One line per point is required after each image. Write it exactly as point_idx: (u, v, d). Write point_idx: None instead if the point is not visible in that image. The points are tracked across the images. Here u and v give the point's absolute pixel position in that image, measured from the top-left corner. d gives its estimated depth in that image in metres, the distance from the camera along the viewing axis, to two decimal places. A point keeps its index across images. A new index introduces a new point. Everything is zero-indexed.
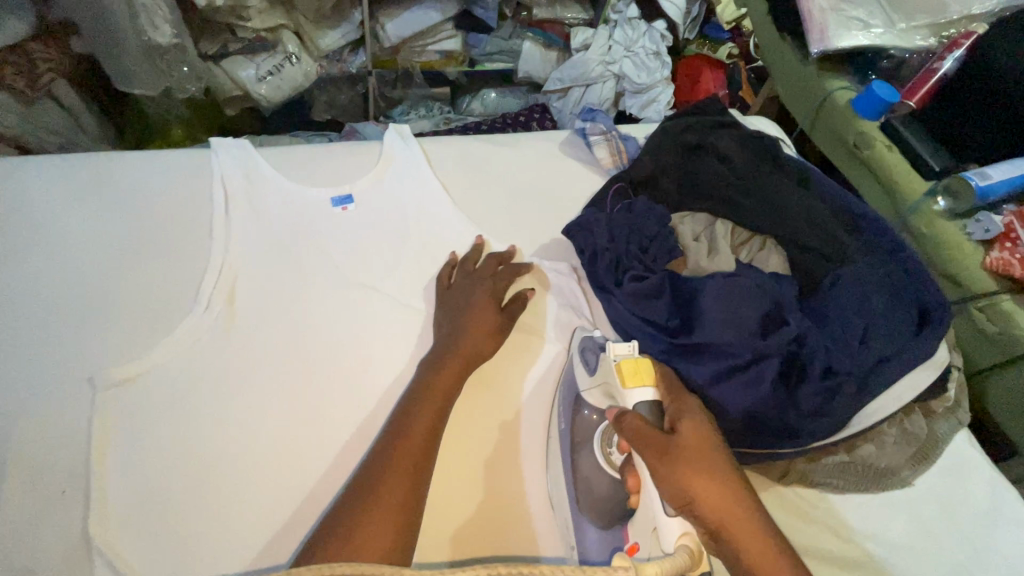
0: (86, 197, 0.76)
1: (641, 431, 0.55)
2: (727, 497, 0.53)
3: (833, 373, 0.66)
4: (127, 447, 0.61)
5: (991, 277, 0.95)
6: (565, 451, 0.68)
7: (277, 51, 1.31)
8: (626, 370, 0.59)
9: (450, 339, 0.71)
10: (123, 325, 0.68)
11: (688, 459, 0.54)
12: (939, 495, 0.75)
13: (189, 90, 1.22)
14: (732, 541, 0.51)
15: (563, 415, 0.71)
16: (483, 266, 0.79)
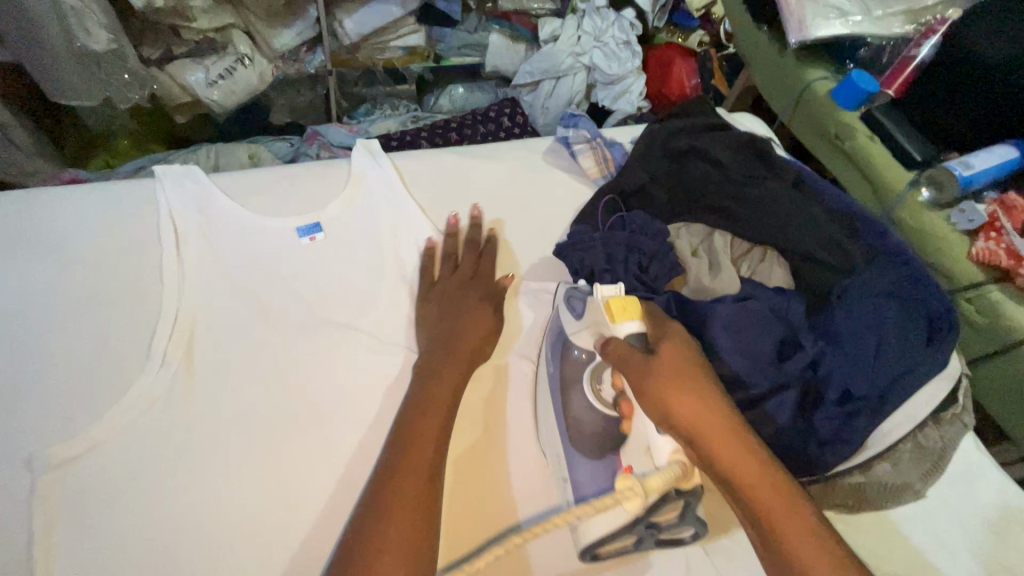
0: (10, 246, 0.66)
1: (623, 355, 0.57)
2: (707, 410, 0.51)
3: (849, 398, 0.64)
4: (76, 537, 0.53)
5: (976, 268, 0.92)
6: (555, 392, 0.67)
7: (228, 52, 1.19)
8: (615, 308, 0.59)
9: (442, 328, 0.68)
10: (62, 393, 0.59)
11: (665, 372, 0.53)
12: (957, 506, 0.73)
13: (132, 99, 1.11)
14: (714, 457, 0.49)
15: (551, 359, 0.69)
16: (465, 262, 0.76)
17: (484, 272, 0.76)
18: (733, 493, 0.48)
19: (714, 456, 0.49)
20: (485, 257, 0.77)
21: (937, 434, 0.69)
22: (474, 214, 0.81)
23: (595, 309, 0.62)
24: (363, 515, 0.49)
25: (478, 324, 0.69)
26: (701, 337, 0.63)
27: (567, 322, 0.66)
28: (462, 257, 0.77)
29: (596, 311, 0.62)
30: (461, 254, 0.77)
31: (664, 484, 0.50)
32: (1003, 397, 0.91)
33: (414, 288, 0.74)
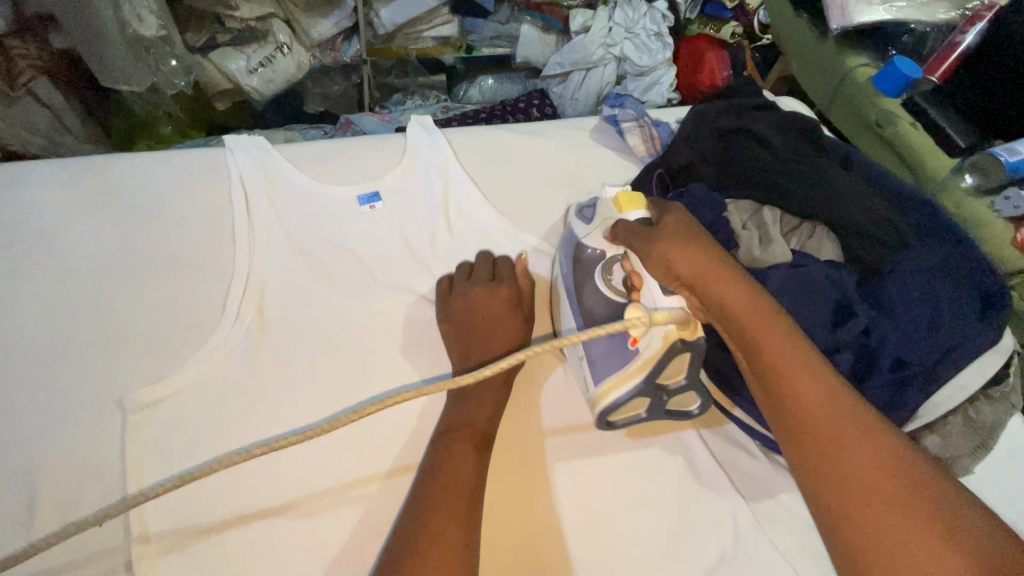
0: (97, 207, 0.69)
1: (631, 232, 0.63)
2: (704, 259, 0.58)
3: (902, 365, 0.65)
4: (169, 472, 0.56)
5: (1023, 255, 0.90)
6: (570, 289, 0.70)
7: (267, 41, 1.23)
8: (623, 199, 0.66)
9: (491, 325, 0.67)
10: (140, 347, 0.62)
11: (667, 236, 0.60)
12: (1002, 482, 0.73)
13: (177, 84, 1.17)
14: (714, 295, 0.57)
15: (564, 260, 0.73)
16: (479, 270, 0.72)
17: (503, 276, 0.72)
18: (723, 319, 0.57)
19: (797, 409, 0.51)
20: (501, 264, 0.74)
21: (989, 409, 0.68)
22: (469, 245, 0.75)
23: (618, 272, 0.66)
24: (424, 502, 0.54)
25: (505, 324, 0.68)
26: None
27: (580, 228, 0.72)
28: (476, 268, 0.73)
29: (608, 206, 0.68)
30: (474, 265, 0.73)
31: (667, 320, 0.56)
32: None
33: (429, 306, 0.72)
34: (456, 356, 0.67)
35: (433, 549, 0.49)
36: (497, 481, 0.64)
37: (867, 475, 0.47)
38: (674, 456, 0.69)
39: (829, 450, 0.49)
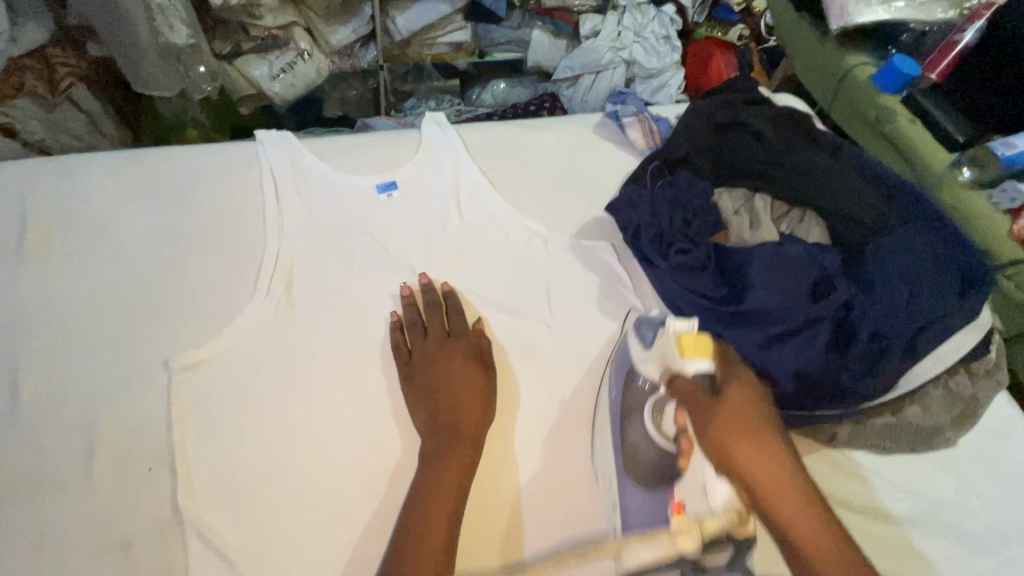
0: (141, 193, 0.77)
1: (689, 391, 0.59)
2: (768, 458, 0.55)
3: (880, 336, 0.69)
4: (206, 426, 0.63)
5: (1017, 245, 0.94)
6: (615, 419, 0.69)
7: (289, 48, 1.31)
8: (687, 343, 0.59)
9: (452, 386, 0.68)
10: (180, 316, 0.69)
11: (729, 422, 0.57)
12: (984, 455, 0.76)
13: (204, 90, 1.24)
14: (772, 501, 0.53)
15: (615, 384, 0.71)
16: (434, 325, 0.73)
17: (458, 328, 0.73)
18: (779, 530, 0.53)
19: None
20: (453, 315, 0.74)
21: (967, 382, 0.74)
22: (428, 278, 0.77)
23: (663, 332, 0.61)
24: (417, 494, 0.60)
25: (462, 355, 0.71)
26: (740, 276, 0.70)
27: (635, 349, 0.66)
28: (429, 320, 0.74)
29: (665, 339, 0.60)
30: (424, 316, 0.74)
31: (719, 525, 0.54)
32: None
33: (389, 364, 0.71)
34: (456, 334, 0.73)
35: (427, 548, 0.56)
36: (497, 445, 0.69)
37: None
38: None
39: None
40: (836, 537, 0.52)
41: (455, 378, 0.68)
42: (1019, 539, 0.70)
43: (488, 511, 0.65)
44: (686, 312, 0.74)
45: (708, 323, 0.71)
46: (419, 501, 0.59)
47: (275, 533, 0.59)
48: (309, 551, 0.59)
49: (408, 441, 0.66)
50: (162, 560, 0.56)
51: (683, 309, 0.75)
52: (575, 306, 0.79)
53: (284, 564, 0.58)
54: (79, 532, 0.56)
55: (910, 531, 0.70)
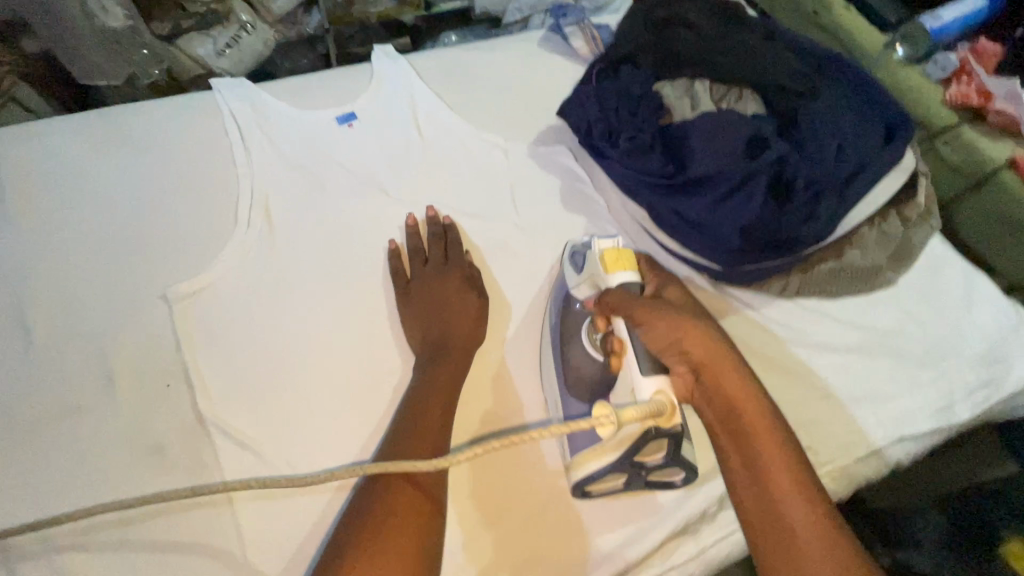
0: (110, 148, 0.79)
1: (619, 300, 0.62)
2: (714, 349, 0.56)
3: (816, 183, 0.75)
4: (213, 344, 0.68)
5: (953, 113, 0.99)
6: (555, 341, 0.72)
7: (230, 22, 1.21)
8: (608, 258, 0.65)
9: (445, 309, 0.73)
10: (170, 252, 0.73)
11: (670, 315, 0.58)
12: (920, 287, 0.83)
13: (152, 74, 1.19)
14: (714, 381, 0.54)
15: (554, 310, 0.75)
16: (433, 253, 0.78)
17: (455, 259, 0.77)
18: (721, 416, 0.53)
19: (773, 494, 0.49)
20: (452, 246, 0.78)
21: (899, 224, 0.82)
22: (432, 214, 0.80)
23: (592, 260, 0.68)
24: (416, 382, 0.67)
25: (453, 273, 0.76)
26: (683, 147, 0.77)
27: (570, 277, 0.72)
28: (429, 250, 0.78)
29: (593, 263, 0.67)
30: (426, 248, 0.79)
31: (637, 416, 0.52)
32: (991, 219, 0.98)
33: (389, 293, 0.75)
34: (433, 244, 0.79)
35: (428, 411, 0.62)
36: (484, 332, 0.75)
37: None
38: None
39: None
40: (780, 428, 0.52)
41: (451, 301, 0.73)
42: (954, 355, 0.78)
43: (483, 388, 0.71)
44: (638, 194, 0.80)
45: (658, 198, 0.78)
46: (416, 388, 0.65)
47: (292, 423, 0.65)
48: (327, 439, 0.65)
49: (404, 336, 0.72)
50: (194, 456, 0.62)
51: (635, 192, 0.80)
52: (538, 203, 0.85)
53: (303, 455, 0.64)
54: (112, 446, 0.61)
55: (857, 357, 0.77)
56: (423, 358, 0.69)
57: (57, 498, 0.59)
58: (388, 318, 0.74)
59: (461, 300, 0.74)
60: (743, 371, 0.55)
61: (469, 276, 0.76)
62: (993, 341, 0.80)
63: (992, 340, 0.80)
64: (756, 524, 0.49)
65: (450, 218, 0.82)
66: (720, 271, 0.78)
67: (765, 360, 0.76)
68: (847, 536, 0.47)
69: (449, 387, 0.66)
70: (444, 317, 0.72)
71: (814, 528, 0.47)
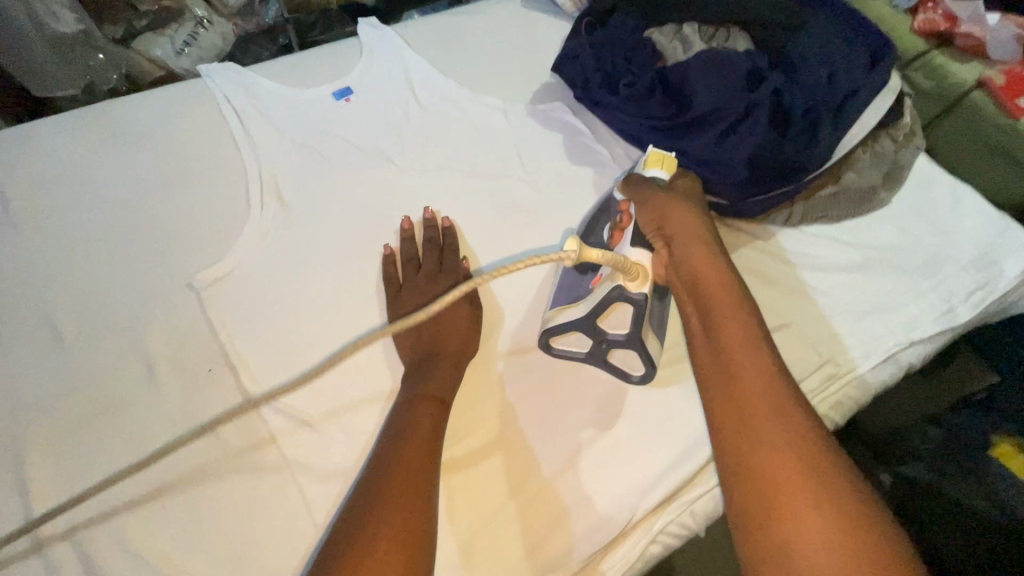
0: (107, 144, 0.78)
1: (638, 184, 0.70)
2: (693, 227, 0.64)
3: (810, 110, 0.78)
4: (247, 326, 0.68)
5: (920, 39, 1.01)
6: (581, 238, 0.76)
7: (185, 19, 1.11)
8: (653, 157, 0.72)
9: (441, 317, 0.69)
10: (186, 242, 0.72)
11: (661, 196, 0.67)
12: (913, 203, 0.87)
13: (111, 79, 1.12)
14: (682, 251, 0.62)
15: (585, 219, 0.79)
16: (428, 260, 0.74)
17: (451, 267, 0.73)
18: (688, 280, 0.61)
19: (724, 346, 0.56)
20: (447, 252, 0.75)
21: (890, 145, 0.87)
22: (429, 215, 0.77)
23: (637, 168, 0.74)
24: (450, 342, 0.67)
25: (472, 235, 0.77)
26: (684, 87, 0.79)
27: (614, 190, 0.77)
28: (424, 256, 0.74)
29: (639, 167, 0.73)
30: (422, 254, 0.75)
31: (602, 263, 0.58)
32: (966, 142, 0.99)
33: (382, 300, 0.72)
34: (426, 247, 0.75)
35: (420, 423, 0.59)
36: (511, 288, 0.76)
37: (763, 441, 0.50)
38: None
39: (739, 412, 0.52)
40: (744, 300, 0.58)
41: (443, 310, 0.69)
42: (951, 262, 0.83)
43: (517, 339, 0.72)
44: (642, 138, 0.82)
45: (663, 140, 0.80)
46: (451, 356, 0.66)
47: (335, 393, 0.66)
48: (372, 405, 0.65)
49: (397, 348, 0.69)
50: (245, 434, 0.63)
51: (638, 138, 0.82)
52: (542, 158, 0.86)
53: (351, 423, 0.64)
54: (165, 431, 0.62)
55: (865, 272, 0.81)
56: (455, 317, 0.69)
57: (114, 487, 0.59)
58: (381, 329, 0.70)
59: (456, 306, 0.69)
60: (714, 251, 0.62)
61: (464, 282, 0.72)
62: (983, 245, 0.84)
63: (983, 245, 0.84)
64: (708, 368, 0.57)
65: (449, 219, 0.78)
66: (730, 204, 0.79)
67: (779, 284, 0.79)
68: (791, 388, 0.53)
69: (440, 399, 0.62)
70: (469, 277, 0.73)
71: (758, 376, 0.53)
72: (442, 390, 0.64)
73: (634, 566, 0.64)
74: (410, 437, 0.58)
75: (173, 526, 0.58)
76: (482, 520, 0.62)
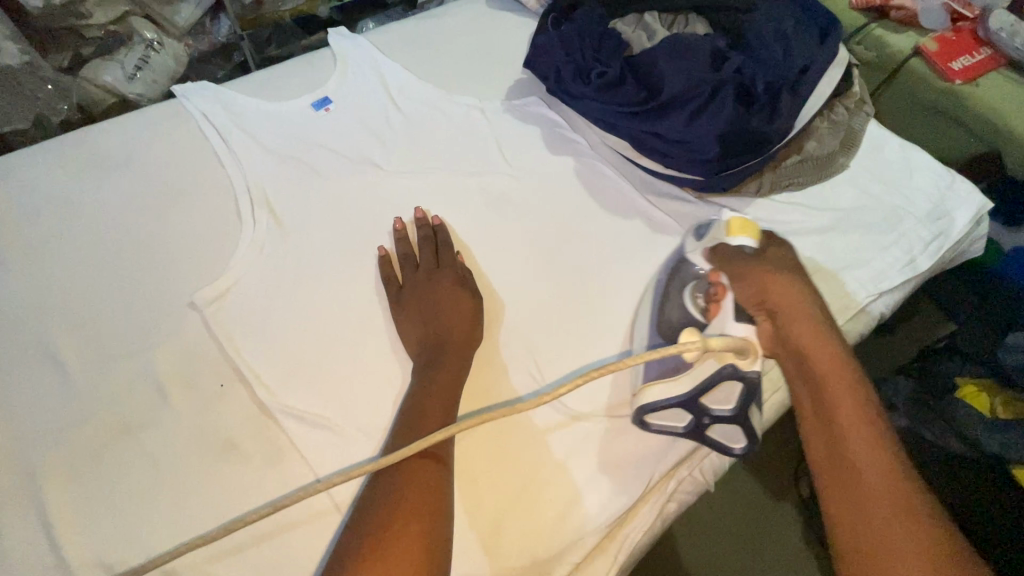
0: (91, 176, 0.78)
1: (725, 256, 0.68)
2: (794, 298, 0.65)
3: (771, 87, 0.83)
4: (253, 337, 0.69)
5: (860, 14, 1.10)
6: (658, 295, 0.75)
7: (135, 43, 1.08)
8: (733, 224, 0.69)
9: (445, 307, 0.71)
10: (181, 263, 0.73)
11: (757, 268, 0.67)
12: (872, 165, 0.93)
13: (62, 111, 1.07)
14: (787, 325, 0.63)
15: (665, 270, 0.79)
16: (425, 258, 0.76)
17: (448, 262, 0.76)
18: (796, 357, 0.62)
19: (840, 433, 0.57)
20: (443, 248, 0.77)
21: (844, 113, 0.94)
22: (419, 215, 0.79)
23: (719, 226, 0.72)
24: (456, 335, 0.69)
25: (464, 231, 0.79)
26: (654, 71, 0.83)
27: (691, 244, 0.76)
28: (421, 254, 0.77)
29: (719, 228, 0.72)
30: (418, 251, 0.77)
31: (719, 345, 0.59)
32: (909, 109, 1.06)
33: (384, 298, 0.74)
34: (423, 244, 0.77)
35: (439, 410, 0.62)
36: (508, 279, 0.78)
37: (886, 515, 0.51)
38: (633, 216, 0.85)
39: (855, 482, 0.54)
40: (853, 373, 0.60)
41: (448, 299, 0.72)
42: (910, 217, 0.89)
43: (519, 327, 0.74)
44: (618, 125, 0.85)
45: (637, 124, 0.83)
46: (460, 347, 0.68)
47: (349, 394, 0.67)
48: (386, 404, 0.67)
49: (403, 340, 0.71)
50: (263, 443, 0.63)
51: (613, 125, 0.86)
52: (523, 152, 0.89)
53: (368, 422, 0.65)
54: (184, 449, 0.62)
55: (834, 233, 0.86)
56: (457, 311, 0.71)
57: (138, 507, 0.59)
58: (387, 325, 0.72)
59: (457, 297, 0.72)
60: (821, 326, 0.63)
61: (462, 274, 0.75)
62: (937, 198, 0.91)
63: (936, 198, 0.91)
64: (818, 441, 0.58)
65: (438, 216, 0.80)
66: (704, 181, 0.85)
67: None
68: (916, 490, 0.52)
69: (453, 388, 0.65)
70: (466, 273, 0.75)
71: (872, 451, 0.55)
72: (454, 381, 0.65)
73: (655, 528, 0.66)
74: (424, 432, 0.60)
75: (202, 542, 0.58)
76: (503, 503, 0.64)
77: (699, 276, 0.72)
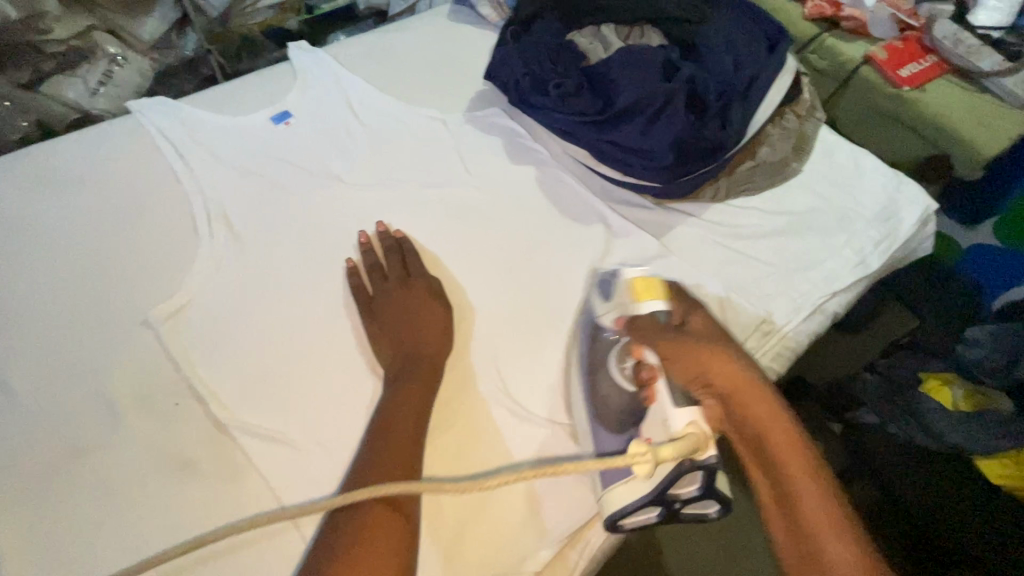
0: (42, 193, 0.77)
1: (645, 327, 0.66)
2: (737, 377, 0.61)
3: (721, 95, 0.86)
4: (211, 354, 0.68)
5: (812, 25, 1.14)
6: (584, 375, 0.70)
7: (98, 58, 1.08)
8: (637, 287, 0.68)
9: (416, 316, 0.72)
10: (136, 280, 0.72)
11: (693, 345, 0.63)
12: (824, 169, 0.96)
13: (20, 127, 1.05)
14: (738, 411, 0.60)
15: (581, 341, 0.74)
16: (392, 268, 0.76)
17: (417, 272, 0.76)
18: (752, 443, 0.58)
19: (809, 529, 0.53)
20: (409, 258, 0.77)
21: (795, 120, 0.97)
22: (382, 228, 0.79)
23: (620, 288, 0.71)
24: (423, 345, 0.69)
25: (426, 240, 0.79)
26: (609, 79, 0.86)
27: (596, 306, 0.73)
28: (388, 264, 0.77)
29: (620, 292, 0.70)
30: (386, 261, 0.77)
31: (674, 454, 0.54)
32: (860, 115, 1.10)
33: (354, 309, 0.74)
34: (387, 255, 0.77)
35: (400, 422, 0.62)
36: (472, 287, 0.78)
37: None
38: (595, 223, 0.86)
39: None
40: (814, 459, 0.57)
41: (417, 309, 0.72)
42: (862, 218, 0.92)
43: (482, 336, 0.74)
44: (576, 134, 0.86)
45: (594, 134, 0.85)
46: (429, 357, 0.69)
47: (310, 409, 0.66)
48: (349, 416, 0.66)
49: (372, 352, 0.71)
50: (220, 462, 0.62)
51: (572, 134, 0.87)
52: (485, 162, 0.90)
53: (330, 436, 0.65)
54: (137, 471, 0.61)
55: (790, 236, 0.89)
56: (420, 321, 0.71)
57: (89, 531, 0.57)
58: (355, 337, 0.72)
59: (420, 308, 0.72)
60: (775, 407, 0.60)
61: (430, 283, 0.76)
62: (887, 200, 0.94)
63: (887, 200, 0.94)
64: (785, 536, 0.54)
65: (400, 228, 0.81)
66: (662, 188, 0.86)
67: (716, 255, 0.86)
68: None
69: (426, 397, 0.65)
70: (429, 283, 0.75)
71: (842, 548, 0.51)
72: (415, 392, 0.65)
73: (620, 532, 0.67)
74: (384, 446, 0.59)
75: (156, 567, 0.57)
76: (467, 513, 0.63)
77: (616, 348, 0.68)
